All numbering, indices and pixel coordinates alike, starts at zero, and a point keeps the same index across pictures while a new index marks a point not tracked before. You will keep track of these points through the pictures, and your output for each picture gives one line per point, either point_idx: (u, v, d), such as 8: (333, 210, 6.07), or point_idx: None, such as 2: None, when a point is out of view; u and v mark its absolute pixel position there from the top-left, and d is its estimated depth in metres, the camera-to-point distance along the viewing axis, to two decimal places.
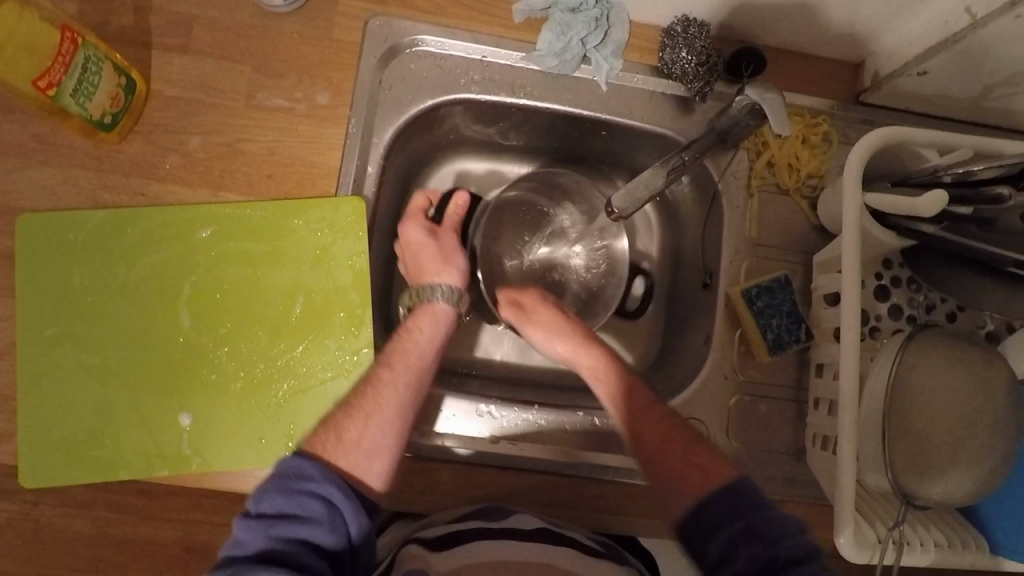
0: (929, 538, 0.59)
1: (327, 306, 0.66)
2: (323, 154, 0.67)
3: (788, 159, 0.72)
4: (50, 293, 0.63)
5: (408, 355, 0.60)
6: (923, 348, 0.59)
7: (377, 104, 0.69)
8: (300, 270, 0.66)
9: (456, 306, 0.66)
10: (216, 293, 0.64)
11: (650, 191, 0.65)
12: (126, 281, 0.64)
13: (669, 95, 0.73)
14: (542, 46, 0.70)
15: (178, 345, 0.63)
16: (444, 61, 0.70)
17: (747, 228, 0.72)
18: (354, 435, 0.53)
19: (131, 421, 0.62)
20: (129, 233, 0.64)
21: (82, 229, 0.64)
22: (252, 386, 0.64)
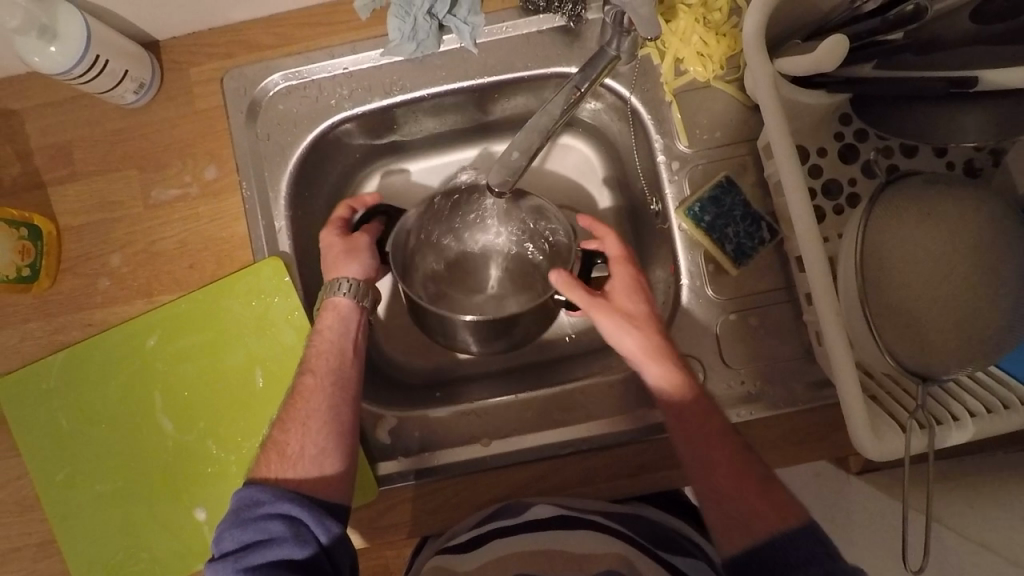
0: (963, 409, 0.53)
1: (284, 369, 0.66)
2: (231, 227, 0.67)
3: (696, 49, 0.63)
4: (47, 440, 0.67)
5: (326, 353, 0.61)
6: (886, 212, 0.53)
7: (261, 158, 0.67)
8: (248, 344, 0.67)
9: (354, 300, 0.64)
10: (184, 391, 0.67)
11: (527, 153, 0.60)
12: (106, 407, 0.67)
13: (548, 29, 0.66)
14: (394, 35, 0.65)
15: (170, 449, 0.66)
16: (308, 90, 0.68)
17: (675, 139, 0.65)
18: (296, 447, 0.56)
19: (156, 530, 0.66)
20: (91, 364, 0.67)
21: (51, 375, 0.67)
22: (246, 465, 0.66)
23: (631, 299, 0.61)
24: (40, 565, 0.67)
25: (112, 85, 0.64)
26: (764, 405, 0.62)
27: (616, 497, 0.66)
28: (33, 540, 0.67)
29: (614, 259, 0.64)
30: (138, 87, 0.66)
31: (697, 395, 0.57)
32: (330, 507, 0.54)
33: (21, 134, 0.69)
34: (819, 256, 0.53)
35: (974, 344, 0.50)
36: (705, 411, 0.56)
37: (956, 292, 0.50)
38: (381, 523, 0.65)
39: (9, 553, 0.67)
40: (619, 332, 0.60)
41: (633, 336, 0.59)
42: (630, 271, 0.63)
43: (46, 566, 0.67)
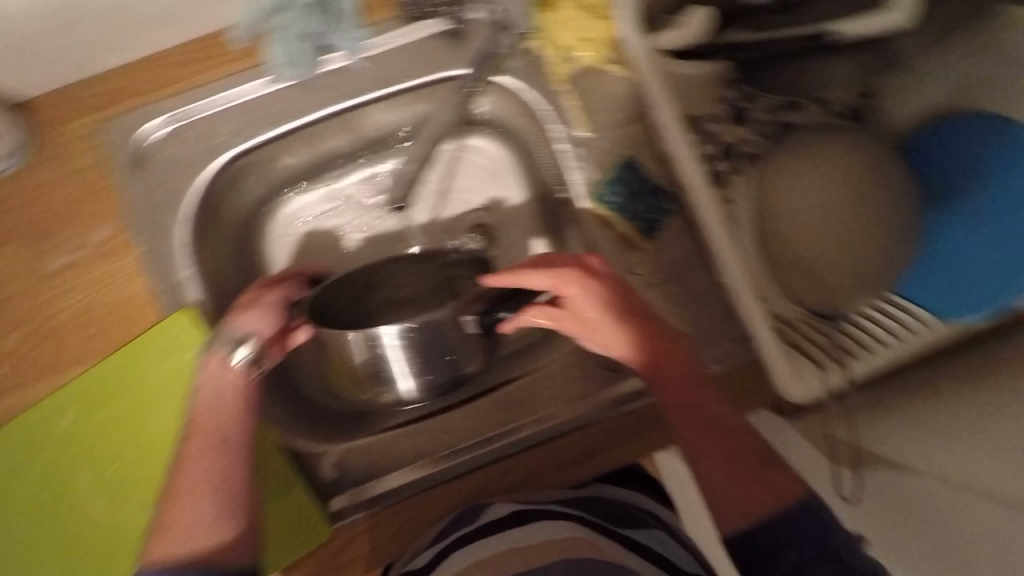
0: (870, 338, 0.57)
1: None
2: (135, 285, 0.64)
3: (579, 35, 0.64)
4: None
5: (208, 411, 0.55)
6: (772, 168, 0.57)
7: (155, 208, 0.64)
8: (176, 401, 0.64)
9: (241, 361, 0.56)
10: (114, 463, 0.64)
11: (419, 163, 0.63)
12: (25, 500, 0.62)
13: (432, 35, 0.65)
14: (273, 61, 0.62)
15: (108, 527, 0.63)
16: (194, 131, 0.65)
17: (573, 125, 0.65)
18: (185, 520, 0.50)
19: None
20: None
21: None
22: None
23: (595, 322, 0.57)
24: None
25: None
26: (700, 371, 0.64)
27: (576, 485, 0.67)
28: None
29: (555, 286, 0.58)
30: (4, 154, 0.62)
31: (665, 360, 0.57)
32: (226, 570, 0.49)
33: None
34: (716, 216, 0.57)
35: (865, 277, 0.55)
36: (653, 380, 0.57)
37: (844, 231, 0.54)
38: (344, 557, 0.64)
39: None
40: (599, 346, 0.58)
41: (616, 348, 0.57)
42: (587, 293, 0.57)
43: None
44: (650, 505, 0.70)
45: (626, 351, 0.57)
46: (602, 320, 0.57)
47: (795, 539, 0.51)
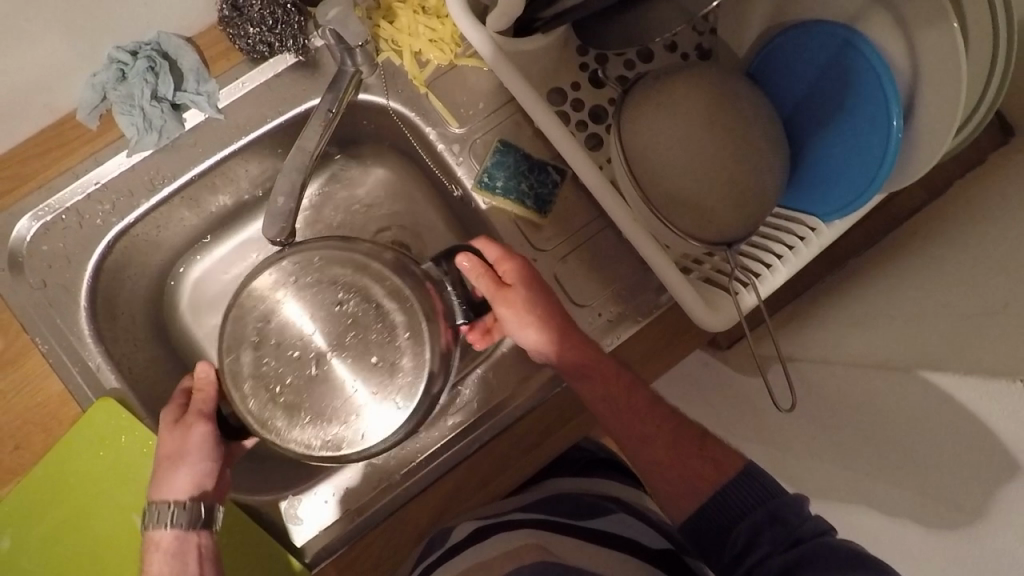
0: (773, 256, 0.58)
1: None
2: (43, 390, 0.61)
3: (427, 37, 0.65)
4: None
5: None
6: (633, 117, 0.58)
7: (47, 307, 0.62)
8: (116, 495, 0.62)
9: (186, 526, 0.53)
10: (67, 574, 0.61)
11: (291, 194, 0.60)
12: None
13: (285, 70, 0.65)
14: (130, 132, 0.62)
15: None
16: (67, 219, 0.63)
17: (445, 124, 0.66)
18: None
19: None
20: None
21: None
22: None
23: (525, 293, 0.58)
24: None
25: None
26: (624, 327, 0.65)
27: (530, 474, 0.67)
28: None
29: (499, 257, 0.58)
30: None
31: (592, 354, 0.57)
32: None
33: None
34: (593, 174, 0.58)
35: (746, 198, 0.57)
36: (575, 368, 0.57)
37: (711, 162, 0.57)
38: None
39: None
40: (525, 324, 0.58)
41: (533, 328, 0.58)
42: (520, 269, 0.58)
43: None
44: (612, 492, 0.70)
45: (545, 340, 0.58)
46: (532, 292, 0.58)
47: (744, 509, 0.51)
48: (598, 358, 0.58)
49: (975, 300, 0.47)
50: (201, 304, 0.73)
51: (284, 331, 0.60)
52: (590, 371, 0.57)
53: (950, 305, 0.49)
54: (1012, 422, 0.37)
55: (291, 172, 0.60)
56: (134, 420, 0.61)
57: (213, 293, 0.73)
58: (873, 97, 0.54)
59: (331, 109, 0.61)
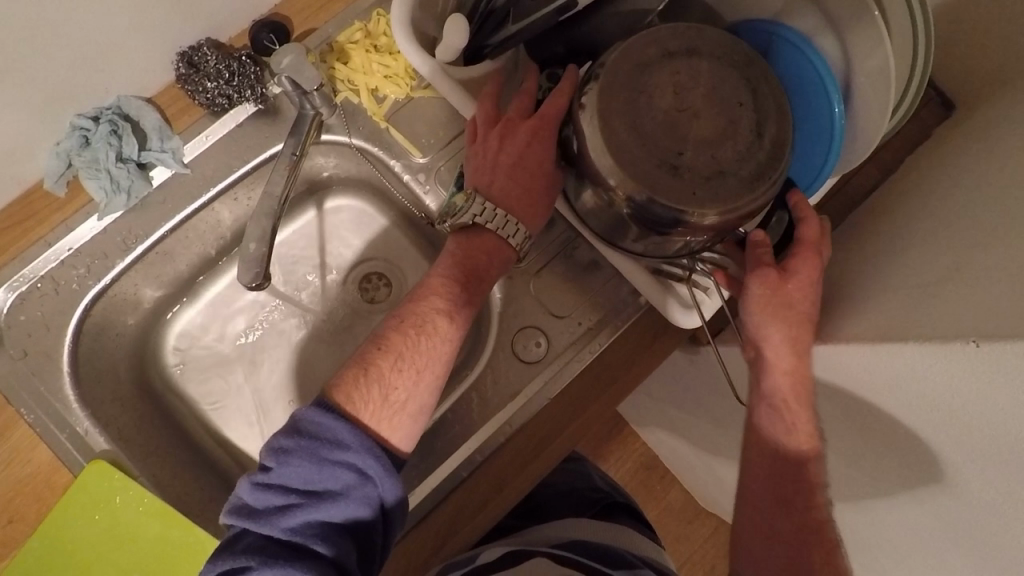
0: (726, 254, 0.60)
1: (163, 561, 0.61)
2: (31, 459, 0.61)
3: (382, 73, 0.67)
4: None
5: (383, 413, 0.56)
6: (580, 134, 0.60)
7: (28, 377, 0.62)
8: (117, 555, 0.62)
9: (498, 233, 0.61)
10: None
11: (263, 240, 0.60)
12: None
13: (247, 119, 0.67)
14: (99, 195, 0.63)
15: None
16: (45, 287, 0.64)
17: (410, 155, 0.69)
18: (339, 472, 0.52)
19: None
20: None
21: None
22: None
23: (793, 308, 0.54)
24: None
25: None
26: (604, 332, 0.68)
27: (523, 495, 0.66)
28: None
29: (819, 246, 0.55)
30: None
31: (795, 371, 0.54)
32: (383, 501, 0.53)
33: None
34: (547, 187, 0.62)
35: None
36: (792, 372, 0.54)
37: None
38: None
39: None
40: (767, 308, 0.54)
41: (781, 328, 0.54)
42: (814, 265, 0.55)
43: None
44: (645, 545, 0.71)
45: (781, 350, 0.54)
46: (801, 314, 0.54)
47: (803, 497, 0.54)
48: (795, 379, 0.54)
49: (931, 272, 0.49)
50: (186, 357, 0.73)
51: (640, 109, 0.50)
52: (778, 372, 0.55)
53: (906, 277, 0.51)
54: (994, 389, 0.38)
55: (267, 214, 0.61)
56: (126, 479, 0.61)
57: (196, 344, 0.73)
58: (818, 105, 0.57)
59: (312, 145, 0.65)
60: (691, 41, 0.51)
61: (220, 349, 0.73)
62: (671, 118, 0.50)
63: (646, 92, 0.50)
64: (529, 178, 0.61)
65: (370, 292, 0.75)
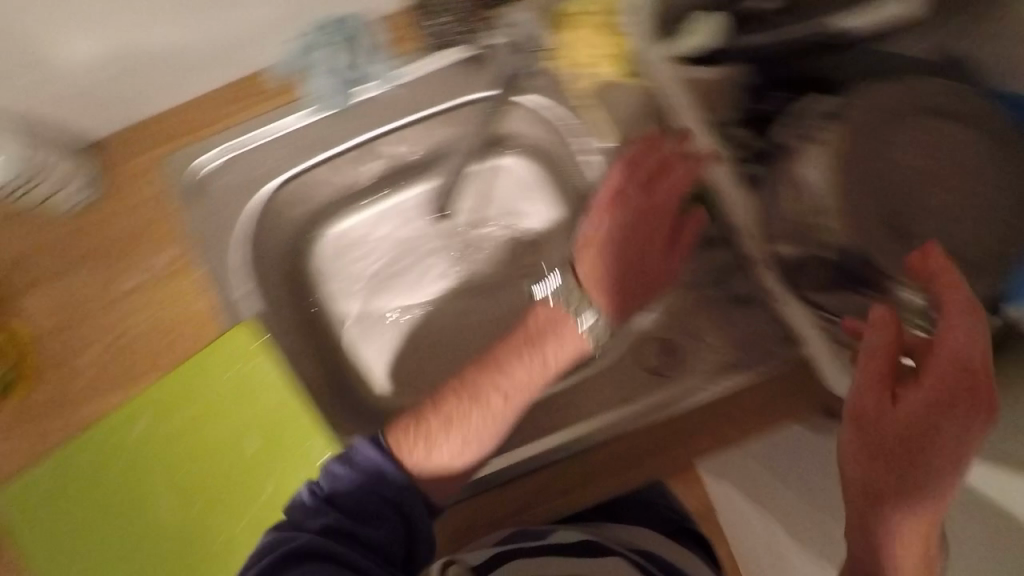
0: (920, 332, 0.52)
1: (271, 430, 0.67)
2: (194, 303, 0.68)
3: (603, 51, 0.66)
4: (45, 563, 0.64)
5: (449, 443, 0.56)
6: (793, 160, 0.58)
7: (212, 231, 0.70)
8: (232, 412, 0.67)
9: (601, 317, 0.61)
10: (176, 474, 0.66)
11: None
12: (93, 508, 0.65)
13: (459, 61, 0.71)
14: (317, 92, 0.69)
15: (167, 539, 0.65)
16: (249, 159, 0.71)
17: (603, 137, 0.69)
18: (374, 507, 0.54)
19: None
20: (72, 469, 0.66)
21: (40, 486, 0.65)
22: (246, 535, 0.65)
23: (936, 395, 0.44)
24: None
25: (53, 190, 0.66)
26: (739, 371, 0.65)
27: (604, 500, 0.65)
28: None
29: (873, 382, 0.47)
30: (82, 187, 0.69)
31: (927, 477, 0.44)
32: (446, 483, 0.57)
33: None
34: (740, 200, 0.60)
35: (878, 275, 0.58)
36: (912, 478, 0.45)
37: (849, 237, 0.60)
38: None
39: None
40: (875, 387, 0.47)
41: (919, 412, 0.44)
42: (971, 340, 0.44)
43: None
44: None
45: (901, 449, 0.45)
46: (954, 408, 0.43)
47: None
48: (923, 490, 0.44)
49: None
50: (335, 262, 0.78)
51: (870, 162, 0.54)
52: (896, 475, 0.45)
53: None
54: None
55: None
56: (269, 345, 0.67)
57: (346, 251, 0.78)
58: None
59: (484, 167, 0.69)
60: (946, 104, 0.53)
61: (368, 276, 0.78)
62: (897, 175, 0.53)
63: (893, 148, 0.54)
64: (654, 249, 0.62)
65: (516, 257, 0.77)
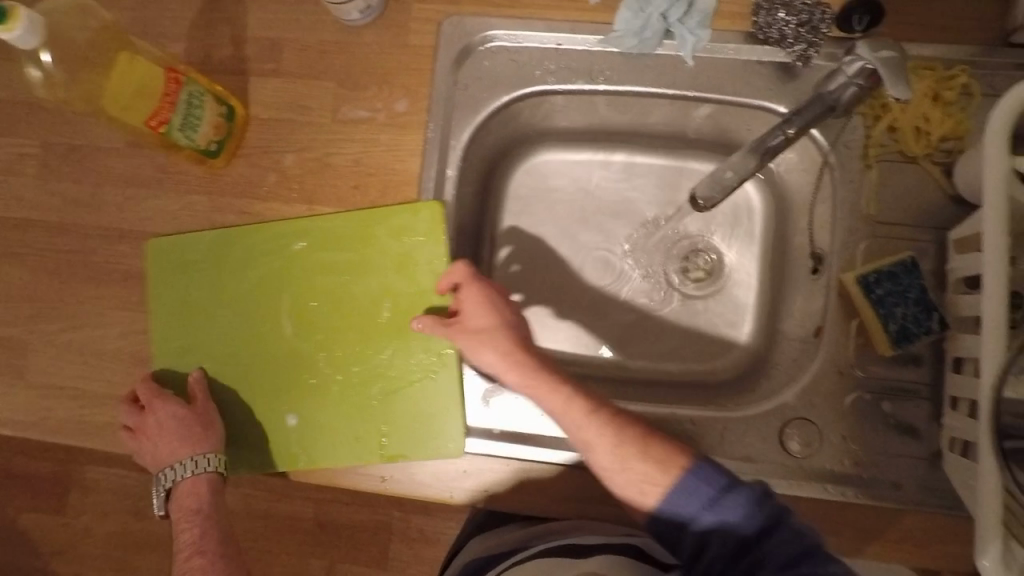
0: None
1: (412, 309, 0.66)
2: (404, 161, 0.69)
3: (916, 122, 0.63)
4: (179, 314, 0.69)
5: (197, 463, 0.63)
6: None
7: (453, 105, 0.69)
8: (385, 274, 0.67)
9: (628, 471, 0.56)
10: (313, 301, 0.68)
11: (740, 175, 0.62)
12: (234, 290, 0.68)
13: (767, 62, 0.65)
14: (620, 26, 0.65)
15: (282, 352, 0.67)
16: (519, 55, 0.69)
17: (863, 205, 0.65)
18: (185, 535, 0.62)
19: (246, 420, 0.67)
20: (233, 249, 0.69)
21: (201, 248, 0.69)
22: (348, 386, 0.67)
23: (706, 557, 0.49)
24: None
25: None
26: (865, 489, 0.63)
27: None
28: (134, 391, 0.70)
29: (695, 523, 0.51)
30: (364, 8, 0.68)
31: None
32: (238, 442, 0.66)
33: (241, 20, 0.71)
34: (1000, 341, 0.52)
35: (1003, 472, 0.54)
36: None
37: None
38: (459, 484, 0.66)
39: (113, 396, 0.70)
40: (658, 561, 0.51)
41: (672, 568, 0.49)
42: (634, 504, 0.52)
43: None
44: None
45: None
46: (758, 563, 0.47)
47: None
48: None
49: None
50: (528, 188, 0.78)
51: None
52: None
53: None
54: None
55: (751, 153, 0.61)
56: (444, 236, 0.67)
57: (548, 182, 0.78)
58: None
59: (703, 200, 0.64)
60: None
61: (529, 260, 0.78)
62: None
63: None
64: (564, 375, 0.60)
65: (690, 267, 0.76)
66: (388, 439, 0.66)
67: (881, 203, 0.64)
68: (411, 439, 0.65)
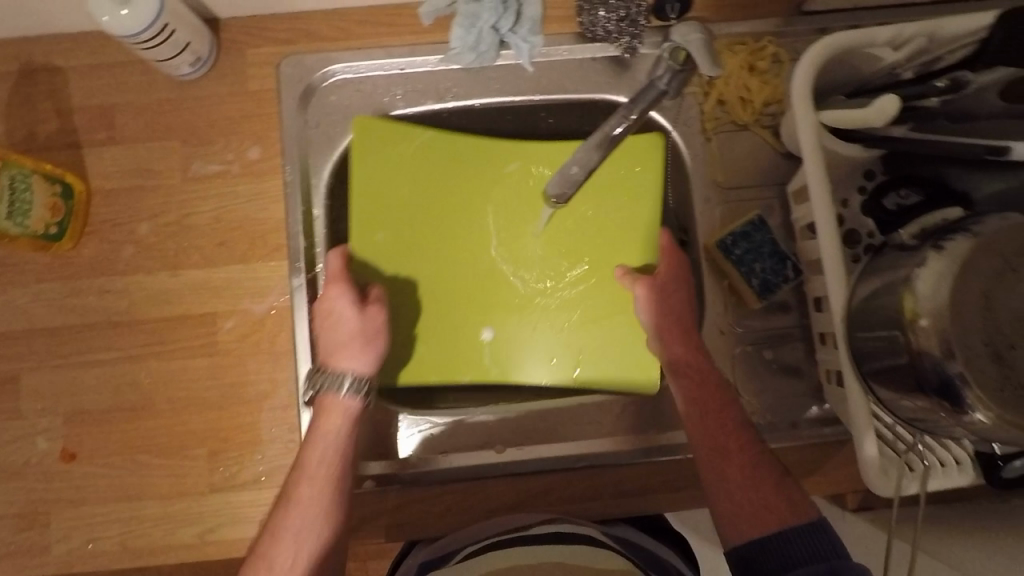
0: (947, 456, 0.57)
1: (625, 235, 0.67)
2: (268, 209, 0.67)
3: (739, 93, 0.68)
4: (388, 213, 0.67)
5: (315, 454, 0.57)
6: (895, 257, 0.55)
7: (307, 144, 0.68)
8: (616, 201, 0.68)
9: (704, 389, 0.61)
10: (525, 219, 0.68)
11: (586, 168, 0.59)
12: (457, 195, 0.68)
13: (601, 58, 0.69)
14: (455, 44, 0.66)
15: (464, 266, 0.67)
16: (364, 85, 0.69)
17: (712, 175, 0.69)
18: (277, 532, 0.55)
19: (402, 330, 0.66)
20: (428, 157, 0.67)
21: (411, 142, 0.67)
22: (544, 310, 0.67)
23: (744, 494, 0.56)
24: (16, 536, 0.63)
25: (170, 56, 0.63)
26: (764, 434, 0.67)
27: (603, 517, 0.67)
28: (12, 508, 0.64)
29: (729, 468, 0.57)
30: (194, 61, 0.66)
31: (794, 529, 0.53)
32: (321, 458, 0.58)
33: (64, 91, 0.67)
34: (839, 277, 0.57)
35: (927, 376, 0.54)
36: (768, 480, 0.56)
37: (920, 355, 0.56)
38: (388, 521, 0.66)
39: None
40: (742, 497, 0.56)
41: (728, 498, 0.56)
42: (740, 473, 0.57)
43: (24, 533, 0.63)
44: None
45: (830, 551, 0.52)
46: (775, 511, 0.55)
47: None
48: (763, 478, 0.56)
49: None
50: None
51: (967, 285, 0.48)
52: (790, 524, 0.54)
53: None
54: None
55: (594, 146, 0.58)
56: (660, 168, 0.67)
57: None
58: None
59: (556, 198, 0.62)
60: None
61: None
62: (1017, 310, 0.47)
63: (1020, 283, 0.47)
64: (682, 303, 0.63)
65: None
66: (585, 363, 0.67)
67: (726, 169, 0.69)
68: (624, 364, 0.66)
